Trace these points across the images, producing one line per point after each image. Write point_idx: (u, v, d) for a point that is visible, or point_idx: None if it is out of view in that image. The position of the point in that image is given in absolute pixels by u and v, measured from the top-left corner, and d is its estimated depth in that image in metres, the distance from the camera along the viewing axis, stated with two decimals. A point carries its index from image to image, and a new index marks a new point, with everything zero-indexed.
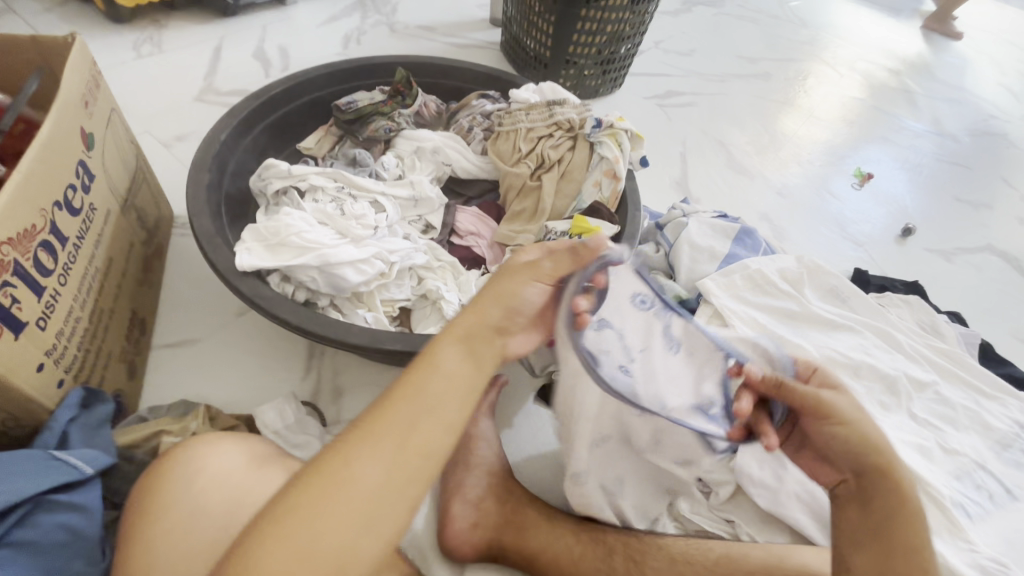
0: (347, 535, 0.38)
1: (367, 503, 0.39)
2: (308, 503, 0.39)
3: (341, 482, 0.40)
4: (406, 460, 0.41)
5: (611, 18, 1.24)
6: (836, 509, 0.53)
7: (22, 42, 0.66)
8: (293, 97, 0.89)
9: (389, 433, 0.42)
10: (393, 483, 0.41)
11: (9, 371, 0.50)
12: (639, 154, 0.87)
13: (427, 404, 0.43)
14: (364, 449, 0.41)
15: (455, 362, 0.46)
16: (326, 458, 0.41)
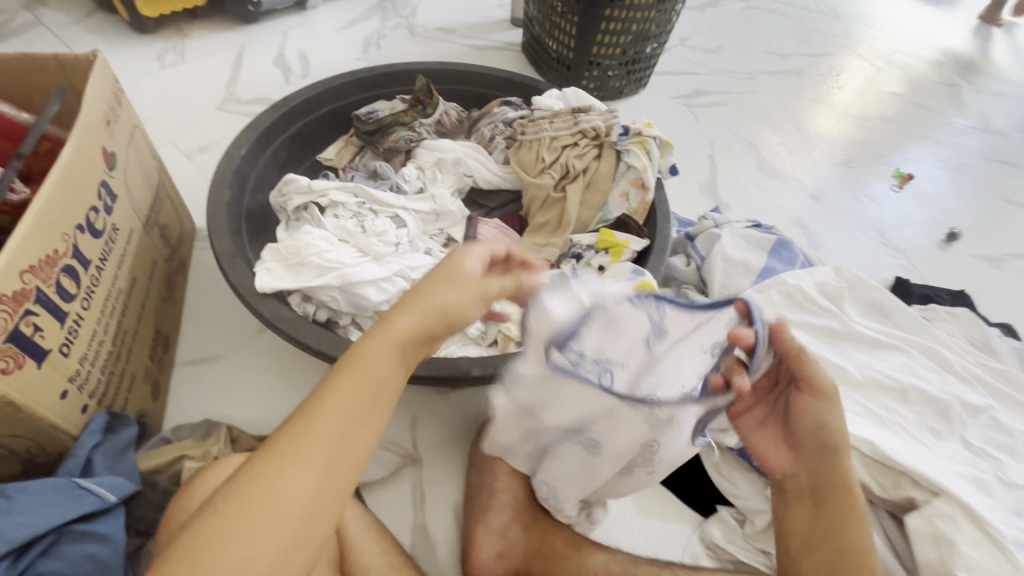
0: (266, 564, 0.34)
1: (290, 529, 0.35)
2: (218, 538, 0.34)
3: (255, 511, 0.35)
4: (336, 472, 0.37)
5: (637, 17, 1.19)
6: (781, 497, 0.53)
7: (46, 61, 0.65)
8: (313, 108, 0.88)
9: (309, 452, 0.37)
10: (314, 506, 0.36)
11: (32, 401, 0.49)
12: (669, 162, 0.83)
13: (348, 416, 0.38)
14: (283, 469, 0.36)
15: (382, 366, 0.40)
16: (245, 476, 0.36)
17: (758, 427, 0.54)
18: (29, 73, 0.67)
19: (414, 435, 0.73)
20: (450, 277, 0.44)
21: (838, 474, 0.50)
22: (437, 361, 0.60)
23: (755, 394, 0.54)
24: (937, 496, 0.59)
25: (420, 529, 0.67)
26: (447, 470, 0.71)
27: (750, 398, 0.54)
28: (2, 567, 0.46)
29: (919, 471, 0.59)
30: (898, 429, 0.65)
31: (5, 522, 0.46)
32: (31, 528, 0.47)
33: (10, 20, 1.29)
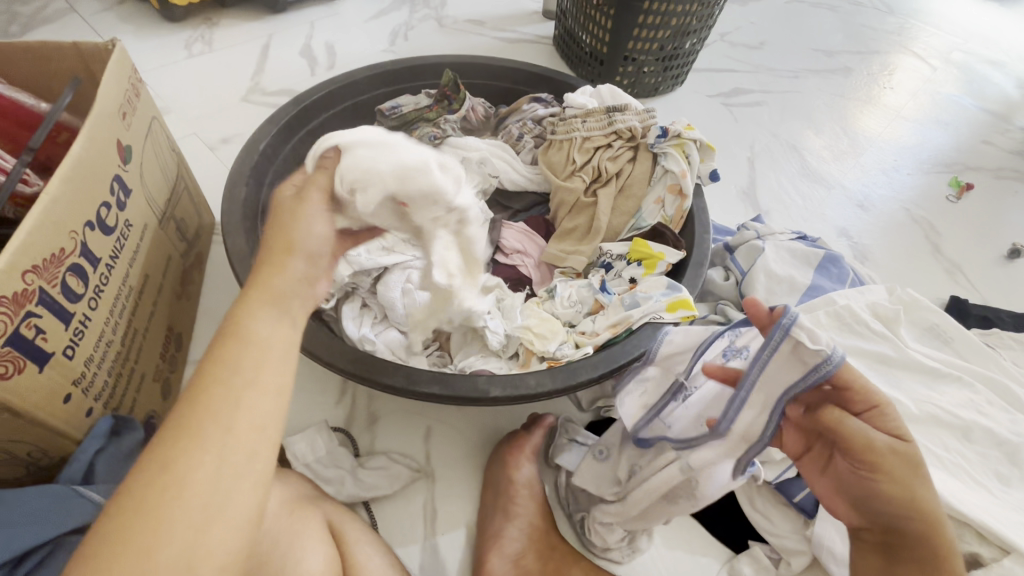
0: (186, 544, 0.31)
1: (206, 497, 0.32)
2: (127, 532, 0.30)
3: (163, 493, 0.32)
4: (238, 439, 0.34)
5: (676, 11, 1.13)
6: (853, 547, 0.47)
7: (64, 50, 0.64)
8: (335, 103, 0.84)
9: (212, 422, 0.34)
10: (226, 472, 0.33)
11: (33, 405, 0.47)
12: (710, 167, 0.77)
13: (246, 374, 0.36)
14: (183, 439, 0.33)
15: (268, 320, 0.39)
16: (142, 463, 0.33)
17: (818, 473, 0.48)
18: (50, 63, 0.65)
19: (427, 448, 0.70)
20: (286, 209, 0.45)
21: (910, 521, 0.43)
22: (453, 378, 0.57)
23: (806, 437, 0.49)
24: (1006, 553, 0.53)
25: (431, 550, 0.63)
26: (460, 487, 0.68)
27: (801, 444, 0.50)
28: None
29: (985, 523, 0.53)
30: (961, 474, 0.59)
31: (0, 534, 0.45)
32: (25, 539, 0.45)
33: (45, 8, 1.30)
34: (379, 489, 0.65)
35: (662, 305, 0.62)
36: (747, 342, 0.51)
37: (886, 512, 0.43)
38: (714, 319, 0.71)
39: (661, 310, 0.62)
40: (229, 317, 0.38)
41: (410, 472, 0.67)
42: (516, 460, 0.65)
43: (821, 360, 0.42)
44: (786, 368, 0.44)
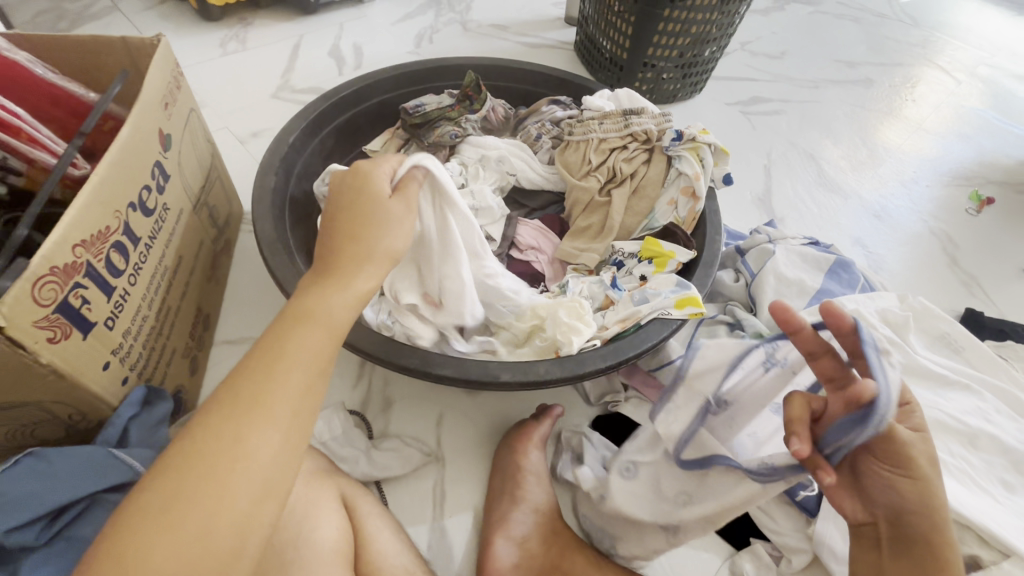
0: (246, 507, 0.38)
1: (267, 468, 0.39)
2: (203, 482, 0.37)
3: (232, 461, 0.38)
4: (300, 420, 0.41)
5: (697, 19, 1.15)
6: (854, 540, 0.49)
7: (114, 45, 0.68)
8: (362, 100, 0.88)
9: (280, 399, 0.41)
10: (285, 449, 0.40)
11: (75, 370, 0.50)
12: (723, 170, 0.78)
13: (314, 362, 0.43)
14: (255, 415, 0.40)
15: (338, 314, 0.46)
16: (216, 429, 0.39)
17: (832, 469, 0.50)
18: (98, 57, 0.70)
19: (438, 433, 0.73)
20: (390, 211, 0.52)
21: (916, 523, 0.46)
22: (466, 363, 0.59)
23: None
24: (1006, 557, 0.54)
25: (438, 531, 0.66)
26: (469, 472, 0.70)
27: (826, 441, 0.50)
28: (34, 531, 0.47)
29: (986, 527, 0.54)
30: (965, 479, 0.59)
31: (44, 487, 0.48)
32: (66, 493, 0.49)
33: (91, 6, 1.37)
34: (391, 470, 0.68)
35: (671, 301, 0.63)
36: (786, 353, 0.51)
37: (896, 511, 0.46)
38: (722, 319, 0.73)
39: (670, 306, 0.63)
40: (301, 307, 0.45)
41: (421, 455, 0.69)
42: (523, 447, 0.67)
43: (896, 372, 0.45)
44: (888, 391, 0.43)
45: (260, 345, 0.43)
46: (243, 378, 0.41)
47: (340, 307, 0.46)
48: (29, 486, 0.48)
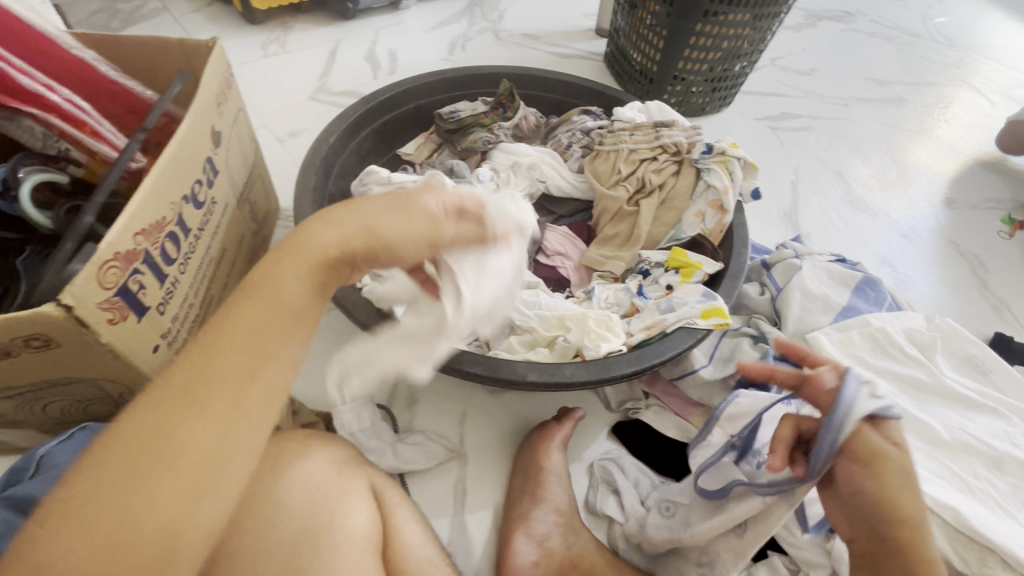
0: (176, 507, 0.32)
1: (203, 464, 0.33)
2: (125, 487, 0.31)
3: (162, 452, 0.32)
4: (242, 411, 0.35)
5: (729, 34, 1.16)
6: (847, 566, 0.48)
7: (172, 46, 0.72)
8: (398, 105, 0.91)
9: (217, 389, 0.34)
10: (226, 442, 0.34)
11: (131, 352, 0.53)
12: (752, 185, 0.79)
13: (263, 342, 0.36)
14: (191, 402, 0.33)
15: (297, 285, 0.38)
16: (144, 411, 0.33)
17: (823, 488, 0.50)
18: (155, 56, 0.73)
19: (461, 431, 0.75)
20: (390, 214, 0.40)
21: (888, 532, 0.45)
22: (494, 362, 0.61)
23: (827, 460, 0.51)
24: None
25: (459, 525, 0.67)
26: (490, 471, 0.72)
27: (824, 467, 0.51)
28: None
29: (1011, 551, 0.53)
30: (989, 504, 0.59)
31: None
32: None
33: (142, 7, 1.43)
34: (416, 464, 0.70)
35: (697, 311, 0.64)
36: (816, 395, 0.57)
37: (867, 520, 0.46)
38: (746, 332, 0.73)
39: (695, 316, 0.64)
40: (257, 277, 0.38)
41: (445, 451, 0.71)
42: (546, 448, 0.68)
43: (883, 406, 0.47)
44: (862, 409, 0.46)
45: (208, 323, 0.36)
46: (180, 360, 0.35)
47: (301, 279, 0.38)
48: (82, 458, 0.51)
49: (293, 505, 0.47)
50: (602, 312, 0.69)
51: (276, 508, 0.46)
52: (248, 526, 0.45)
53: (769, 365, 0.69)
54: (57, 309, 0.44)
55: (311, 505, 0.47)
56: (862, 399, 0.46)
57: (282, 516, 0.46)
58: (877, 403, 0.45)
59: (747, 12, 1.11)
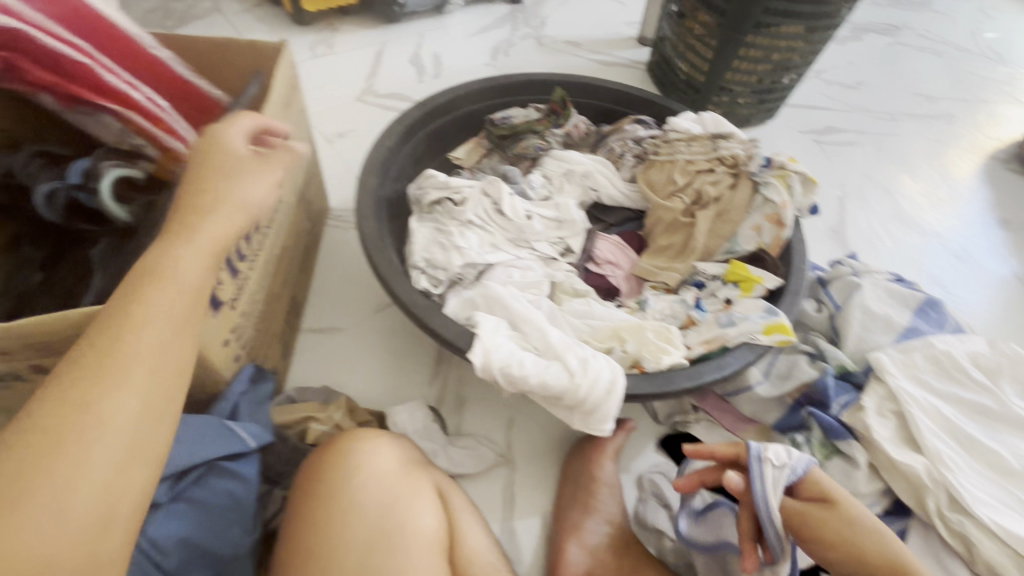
0: (110, 472, 0.36)
1: (131, 429, 0.38)
2: (51, 460, 0.34)
3: (85, 427, 0.36)
4: (162, 381, 0.40)
5: (781, 46, 1.14)
6: None
7: (242, 47, 0.73)
8: (451, 110, 0.91)
9: (128, 375, 0.39)
10: (147, 408, 0.39)
11: (206, 345, 0.55)
12: (811, 200, 0.78)
13: (168, 324, 0.41)
14: (109, 378, 0.38)
15: (191, 268, 0.44)
16: (59, 396, 0.36)
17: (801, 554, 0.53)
18: (225, 57, 0.75)
19: (509, 437, 0.75)
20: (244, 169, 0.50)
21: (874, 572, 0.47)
22: None
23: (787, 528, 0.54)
24: None
25: (508, 531, 0.67)
26: (537, 478, 0.72)
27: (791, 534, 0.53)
28: (163, 488, 0.52)
29: None
30: None
31: (172, 449, 0.53)
32: (185, 458, 0.53)
33: (196, 7, 1.47)
34: (467, 467, 0.70)
35: (759, 326, 0.64)
36: None
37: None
38: (804, 349, 0.72)
39: (758, 332, 0.64)
40: (147, 267, 0.43)
41: (494, 456, 0.72)
42: (598, 458, 0.68)
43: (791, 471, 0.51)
44: (778, 488, 0.50)
45: (104, 319, 0.40)
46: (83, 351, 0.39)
47: (195, 260, 0.44)
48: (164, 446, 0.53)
49: (366, 503, 0.49)
50: (660, 323, 0.68)
51: (351, 505, 0.48)
52: (320, 521, 0.48)
53: (829, 385, 0.67)
54: None
55: (383, 503, 0.49)
56: (770, 486, 0.50)
57: (356, 513, 0.48)
58: (782, 482, 0.49)
59: (801, 24, 1.09)
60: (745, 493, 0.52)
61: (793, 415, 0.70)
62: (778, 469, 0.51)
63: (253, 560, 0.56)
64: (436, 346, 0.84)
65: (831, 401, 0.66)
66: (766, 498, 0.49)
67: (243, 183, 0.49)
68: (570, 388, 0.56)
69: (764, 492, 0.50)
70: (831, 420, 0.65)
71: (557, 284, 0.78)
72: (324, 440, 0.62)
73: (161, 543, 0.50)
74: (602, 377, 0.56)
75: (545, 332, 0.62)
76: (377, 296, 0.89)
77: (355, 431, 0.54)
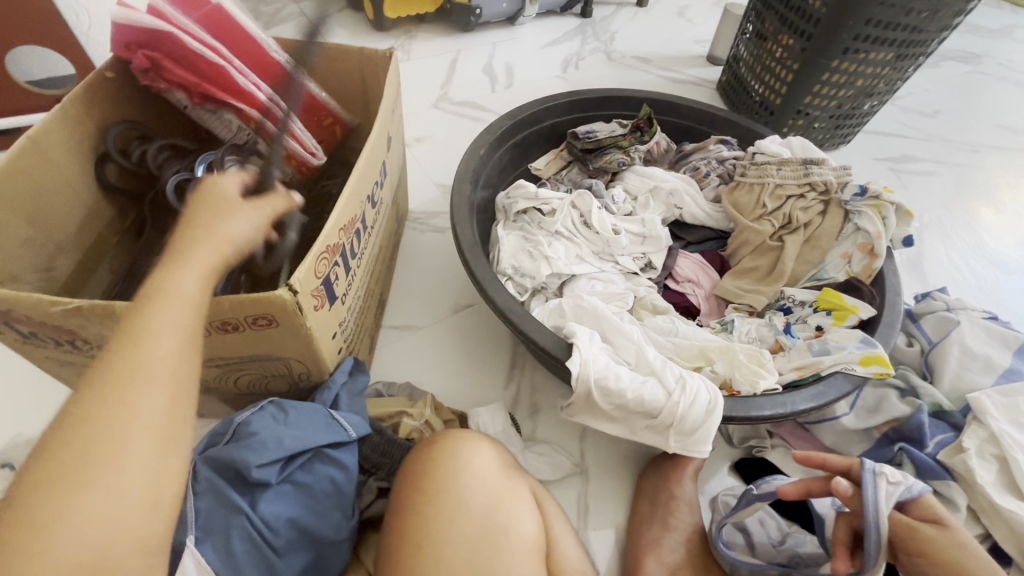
0: (148, 469, 0.37)
1: (160, 429, 0.38)
2: (89, 465, 0.35)
3: (116, 431, 0.36)
4: (182, 387, 0.40)
5: (866, 72, 1.12)
6: None
7: (352, 52, 0.77)
8: (537, 122, 0.93)
9: (152, 382, 0.38)
10: (173, 410, 0.39)
11: (324, 337, 0.57)
12: (905, 232, 0.76)
13: (178, 333, 0.41)
14: (135, 381, 0.38)
15: (188, 283, 0.43)
16: (85, 409, 0.36)
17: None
18: (335, 63, 0.79)
19: (583, 447, 0.76)
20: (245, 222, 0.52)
21: None
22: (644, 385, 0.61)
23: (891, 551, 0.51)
24: None
25: (582, 541, 0.68)
26: (611, 491, 0.72)
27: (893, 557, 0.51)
28: (275, 470, 0.54)
29: None
30: None
31: (285, 432, 0.55)
32: (300, 443, 0.55)
33: (283, 10, 1.54)
34: (543, 474, 0.72)
35: (856, 357, 0.63)
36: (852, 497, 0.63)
37: None
38: (894, 383, 0.71)
39: (854, 362, 0.63)
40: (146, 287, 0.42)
41: (570, 465, 0.73)
42: (678, 477, 0.68)
43: (905, 488, 0.50)
44: (889, 501, 0.49)
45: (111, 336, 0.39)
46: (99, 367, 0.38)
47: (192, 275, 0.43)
48: (278, 429, 0.55)
49: (473, 503, 0.51)
50: (750, 346, 0.68)
51: (459, 504, 0.50)
52: (430, 515, 0.50)
53: (925, 423, 0.66)
54: (287, 293, 0.48)
55: (488, 506, 0.51)
56: (883, 494, 0.49)
57: (464, 512, 0.50)
58: (896, 495, 0.48)
59: (891, 51, 1.08)
60: (852, 500, 0.50)
61: (883, 452, 0.67)
62: (893, 485, 0.50)
63: (349, 545, 0.58)
64: (511, 352, 0.86)
65: (928, 439, 0.65)
66: (875, 506, 0.49)
67: (233, 216, 0.49)
68: (667, 405, 0.58)
69: (874, 500, 0.49)
70: (927, 458, 0.64)
71: (637, 298, 0.78)
72: (416, 435, 0.65)
73: (272, 522, 0.53)
74: (701, 397, 0.58)
75: (639, 349, 0.64)
76: (454, 298, 0.91)
77: (456, 431, 0.56)
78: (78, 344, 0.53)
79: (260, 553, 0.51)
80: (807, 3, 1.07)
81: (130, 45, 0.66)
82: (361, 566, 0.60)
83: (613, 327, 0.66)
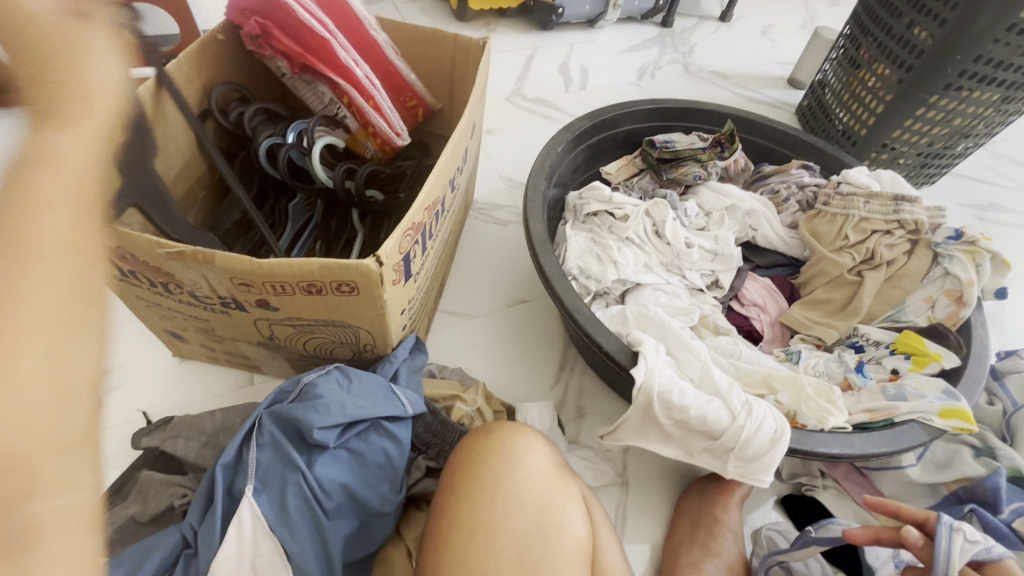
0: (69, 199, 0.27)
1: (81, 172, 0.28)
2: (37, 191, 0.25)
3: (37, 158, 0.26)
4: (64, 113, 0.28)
5: (966, 111, 1.06)
6: None
7: (446, 37, 0.78)
8: (615, 126, 0.92)
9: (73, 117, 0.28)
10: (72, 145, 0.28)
11: (394, 311, 0.58)
12: (998, 283, 0.72)
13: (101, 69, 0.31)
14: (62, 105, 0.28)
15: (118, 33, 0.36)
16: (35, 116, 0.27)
17: None
18: (428, 46, 0.81)
19: (626, 457, 0.74)
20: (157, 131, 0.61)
21: None
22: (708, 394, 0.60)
23: None
24: None
25: None
26: (652, 505, 0.71)
27: None
28: (335, 434, 0.55)
29: None
30: None
31: (348, 399, 0.56)
32: (362, 412, 0.56)
33: None
34: (585, 478, 0.71)
35: (935, 408, 0.60)
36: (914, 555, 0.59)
37: None
38: (969, 441, 0.68)
39: (933, 413, 0.59)
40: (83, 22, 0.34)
41: (613, 474, 0.72)
42: (724, 502, 0.66)
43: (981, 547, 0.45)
44: (962, 556, 0.44)
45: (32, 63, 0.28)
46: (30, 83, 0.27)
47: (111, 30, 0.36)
48: (342, 395, 0.56)
49: (526, 498, 0.51)
50: (818, 380, 0.66)
51: (512, 497, 0.50)
52: (482, 503, 0.50)
53: (1002, 486, 0.62)
54: (372, 264, 0.49)
55: (541, 503, 0.51)
56: (956, 548, 0.45)
57: (517, 506, 0.50)
58: (969, 551, 0.44)
59: (998, 92, 1.02)
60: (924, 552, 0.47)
61: (952, 508, 0.64)
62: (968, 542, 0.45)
63: (394, 518, 0.59)
64: (562, 351, 0.85)
65: (1002, 505, 0.61)
66: (942, 559, 0.45)
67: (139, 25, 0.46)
68: (731, 427, 0.56)
69: (943, 551, 0.45)
70: (999, 524, 0.59)
71: (701, 315, 0.76)
72: (467, 421, 0.67)
73: (326, 485, 0.54)
74: (768, 425, 0.56)
75: (706, 368, 0.62)
76: (510, 290, 0.92)
77: (513, 425, 0.56)
78: (170, 288, 0.56)
79: (312, 512, 0.53)
80: (910, 32, 1.02)
81: (245, 11, 0.69)
82: (401, 541, 0.61)
83: (678, 341, 0.65)
